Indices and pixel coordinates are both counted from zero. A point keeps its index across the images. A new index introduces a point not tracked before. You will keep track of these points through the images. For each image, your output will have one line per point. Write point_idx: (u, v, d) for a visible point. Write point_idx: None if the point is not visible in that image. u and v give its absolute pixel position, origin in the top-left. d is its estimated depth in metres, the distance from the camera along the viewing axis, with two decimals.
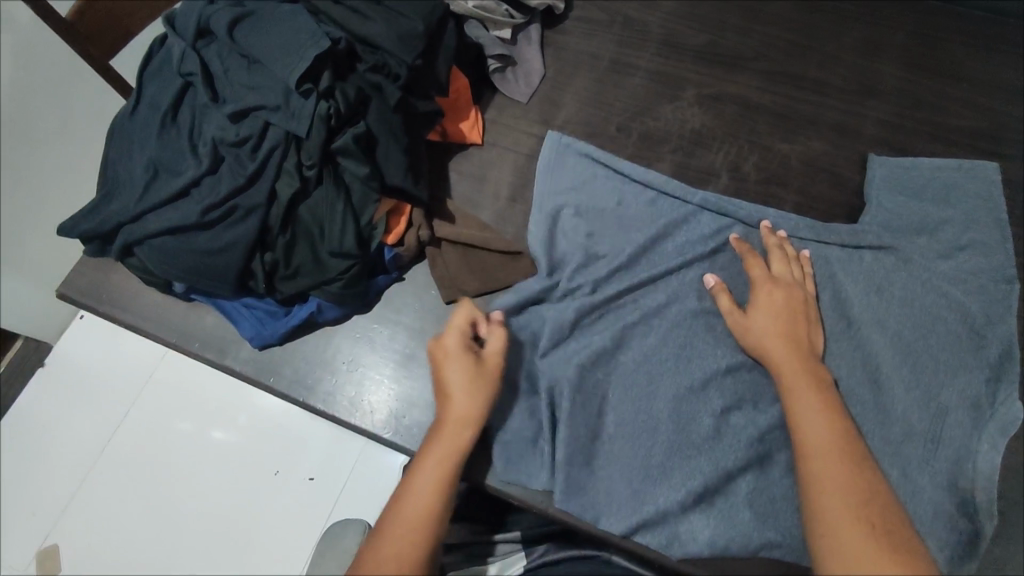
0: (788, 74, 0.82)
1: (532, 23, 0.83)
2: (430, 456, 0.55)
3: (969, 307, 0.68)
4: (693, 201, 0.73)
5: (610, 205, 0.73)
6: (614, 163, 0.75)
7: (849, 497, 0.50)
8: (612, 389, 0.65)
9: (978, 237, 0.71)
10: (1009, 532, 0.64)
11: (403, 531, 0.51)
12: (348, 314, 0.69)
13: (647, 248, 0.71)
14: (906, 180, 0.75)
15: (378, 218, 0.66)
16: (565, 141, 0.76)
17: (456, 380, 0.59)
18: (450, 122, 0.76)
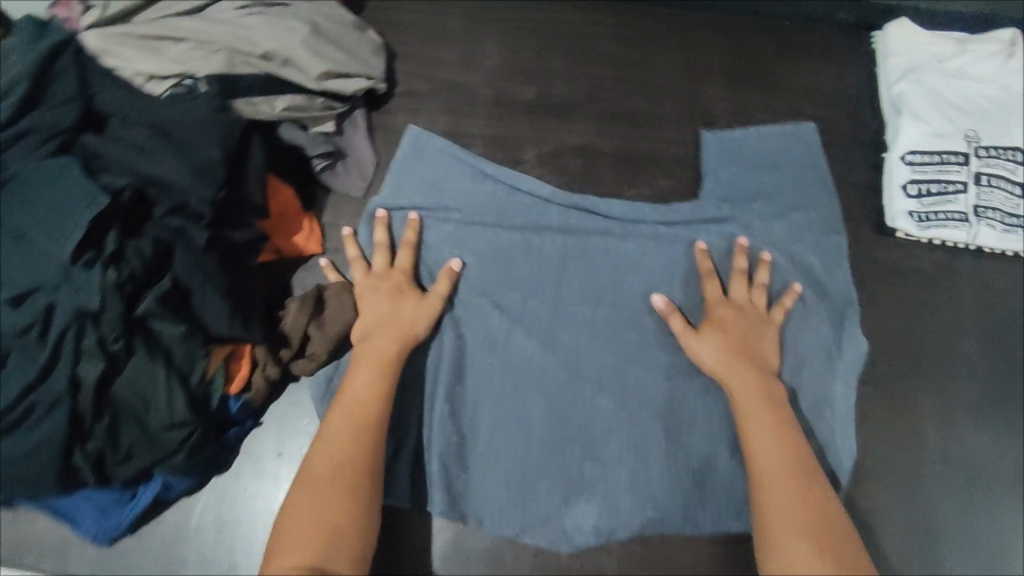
0: (621, 113, 0.81)
1: (355, 109, 0.77)
2: (361, 364, 0.62)
3: (822, 318, 0.69)
4: (543, 194, 0.73)
5: (462, 207, 0.73)
6: (477, 161, 0.74)
7: (791, 503, 0.53)
8: (483, 399, 0.68)
9: (812, 217, 0.73)
10: (902, 535, 0.66)
11: (345, 436, 0.57)
12: (204, 480, 0.63)
13: (505, 256, 0.71)
14: (737, 152, 0.76)
15: (211, 370, 0.60)
16: (424, 135, 0.75)
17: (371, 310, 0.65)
18: (281, 237, 0.70)
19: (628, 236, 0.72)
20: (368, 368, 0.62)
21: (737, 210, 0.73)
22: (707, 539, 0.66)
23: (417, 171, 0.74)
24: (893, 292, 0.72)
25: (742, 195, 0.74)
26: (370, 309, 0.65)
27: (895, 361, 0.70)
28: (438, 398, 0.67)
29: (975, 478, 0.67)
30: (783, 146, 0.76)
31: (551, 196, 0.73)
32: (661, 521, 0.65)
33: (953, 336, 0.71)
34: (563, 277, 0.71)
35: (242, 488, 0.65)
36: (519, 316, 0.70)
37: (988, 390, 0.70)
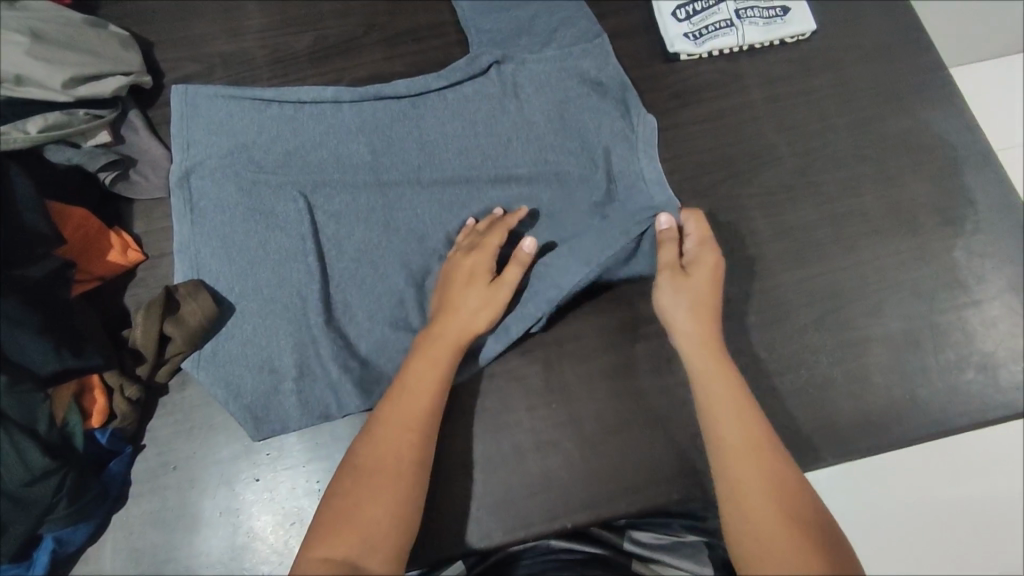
0: (404, 31, 0.80)
1: (128, 111, 0.73)
2: (420, 355, 0.59)
3: (643, 135, 0.72)
4: (327, 97, 0.72)
5: (252, 136, 0.71)
6: (252, 92, 0.72)
7: (763, 490, 0.50)
8: (346, 295, 0.67)
9: (588, 47, 0.76)
10: (806, 312, 0.67)
11: (411, 391, 0.57)
12: (101, 521, 0.60)
13: (317, 167, 0.71)
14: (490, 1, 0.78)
15: (60, 412, 0.57)
16: (191, 90, 0.73)
17: (467, 285, 0.62)
18: (94, 262, 0.66)
19: (422, 112, 0.74)
20: (424, 357, 0.58)
21: (535, 66, 0.75)
22: (631, 386, 0.65)
23: (199, 123, 0.72)
24: (702, 107, 0.76)
25: (510, 35, 0.77)
26: (479, 254, 0.63)
27: (731, 163, 0.73)
28: (308, 311, 0.65)
29: (807, 252, 0.69)
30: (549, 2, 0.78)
31: (336, 97, 0.73)
32: (574, 386, 0.65)
33: (756, 130, 0.74)
34: (375, 164, 0.72)
35: (135, 510, 0.61)
36: (346, 211, 0.70)
37: (800, 168, 0.73)
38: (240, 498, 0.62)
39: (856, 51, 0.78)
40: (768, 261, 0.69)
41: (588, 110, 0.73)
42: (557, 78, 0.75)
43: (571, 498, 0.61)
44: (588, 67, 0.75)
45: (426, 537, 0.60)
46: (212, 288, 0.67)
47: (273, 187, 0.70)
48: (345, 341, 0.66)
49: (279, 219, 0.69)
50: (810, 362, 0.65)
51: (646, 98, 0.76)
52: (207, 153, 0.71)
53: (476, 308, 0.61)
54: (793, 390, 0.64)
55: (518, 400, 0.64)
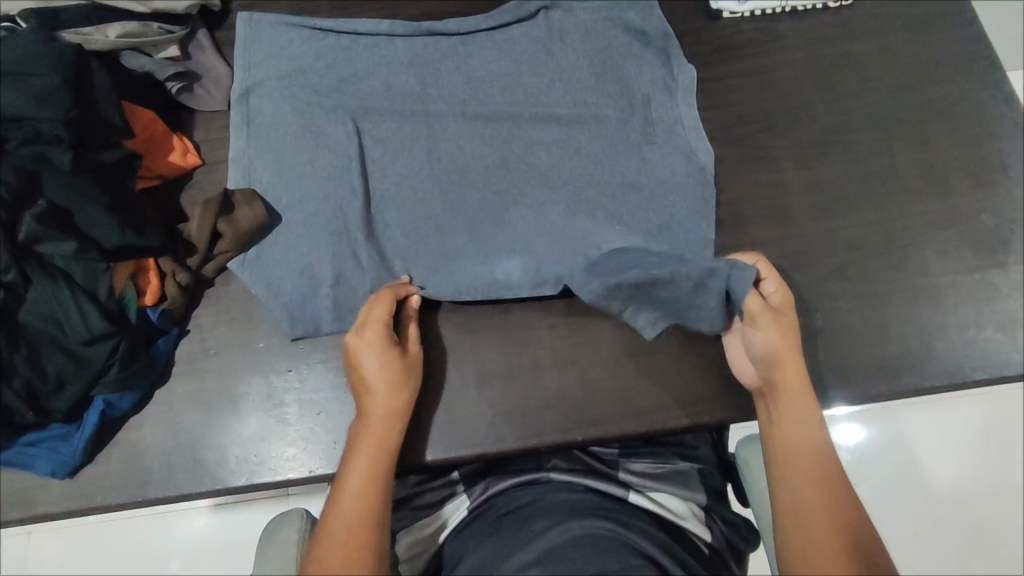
0: None
1: (197, 30, 0.77)
2: (357, 453, 0.55)
3: (682, 85, 0.75)
4: (381, 30, 0.76)
5: (310, 62, 0.75)
6: (314, 21, 0.77)
7: (830, 523, 0.50)
8: (386, 211, 0.71)
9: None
10: (831, 262, 0.68)
11: (359, 483, 0.53)
12: (147, 394, 0.64)
13: (369, 92, 0.74)
14: None
15: (119, 285, 0.61)
16: (254, 16, 0.77)
17: (376, 373, 0.58)
18: (157, 160, 0.70)
19: (471, 51, 0.77)
20: (363, 453, 0.55)
21: (584, 15, 0.78)
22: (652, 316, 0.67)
23: (258, 45, 0.76)
24: (741, 63, 0.78)
25: None
26: (370, 351, 0.59)
27: (766, 117, 0.75)
28: (343, 218, 0.69)
29: (835, 205, 0.70)
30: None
31: (391, 31, 0.77)
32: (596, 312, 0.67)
33: (793, 88, 0.76)
34: (423, 96, 0.75)
35: (177, 388, 0.65)
36: (395, 137, 0.73)
37: (833, 126, 0.74)
38: (273, 386, 0.66)
39: (900, 18, 0.78)
40: (796, 210, 0.70)
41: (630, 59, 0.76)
42: (602, 24, 0.78)
43: (584, 414, 0.64)
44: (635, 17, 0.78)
45: (443, 436, 0.63)
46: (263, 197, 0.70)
47: (324, 109, 0.73)
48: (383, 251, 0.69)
49: (326, 139, 0.72)
50: (829, 308, 0.66)
51: (689, 52, 0.78)
52: (265, 73, 0.74)
53: (393, 398, 0.58)
54: (811, 332, 0.66)
55: (541, 319, 0.67)
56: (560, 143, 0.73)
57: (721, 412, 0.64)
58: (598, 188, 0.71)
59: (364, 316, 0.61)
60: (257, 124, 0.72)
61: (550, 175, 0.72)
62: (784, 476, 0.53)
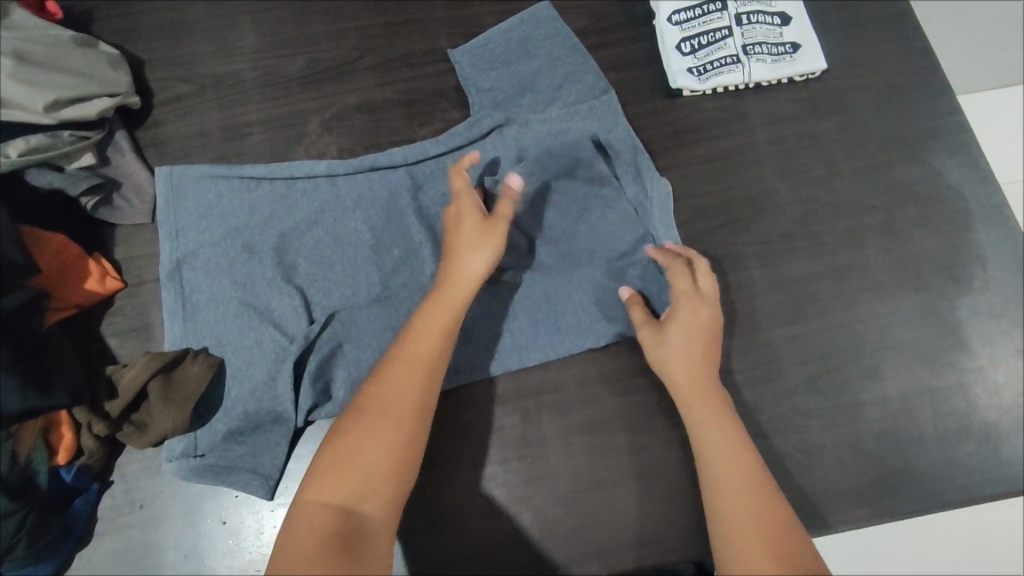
0: (399, 57, 0.77)
1: (115, 130, 0.72)
2: (438, 303, 0.56)
3: (656, 202, 0.68)
4: (319, 171, 0.68)
5: (244, 219, 0.67)
6: (240, 171, 0.68)
7: (753, 515, 0.50)
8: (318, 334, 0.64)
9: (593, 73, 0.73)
10: (800, 372, 0.64)
11: (423, 348, 0.53)
12: (67, 559, 0.59)
13: (315, 246, 0.67)
14: (490, 53, 0.75)
15: (26, 448, 0.55)
16: (176, 173, 0.69)
17: (475, 250, 0.58)
18: (70, 291, 0.65)
19: (421, 182, 0.69)
20: (439, 313, 0.55)
21: (536, 115, 0.70)
22: (614, 442, 0.62)
23: (184, 209, 0.68)
24: (702, 147, 0.73)
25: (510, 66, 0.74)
26: (474, 230, 0.59)
27: (730, 209, 0.70)
28: (300, 394, 0.62)
29: (802, 307, 0.66)
30: (549, 29, 0.75)
31: (328, 170, 0.68)
32: (554, 441, 0.62)
33: (756, 174, 0.71)
34: (371, 236, 0.67)
35: (101, 547, 0.60)
36: (347, 298, 0.65)
37: (800, 216, 0.70)
38: (205, 539, 0.61)
39: (867, 92, 0.74)
40: (766, 314, 0.66)
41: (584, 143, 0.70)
42: (559, 132, 0.70)
43: (541, 558, 0.59)
44: (589, 102, 0.71)
45: None
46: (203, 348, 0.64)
47: (266, 278, 0.65)
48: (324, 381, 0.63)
49: (276, 316, 0.64)
50: (801, 425, 0.62)
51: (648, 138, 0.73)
52: (198, 243, 0.67)
53: (480, 273, 0.58)
54: (780, 453, 0.62)
55: (496, 451, 0.62)
56: (530, 292, 0.66)
57: (688, 547, 0.60)
58: (573, 337, 0.65)
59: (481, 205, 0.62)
60: (201, 315, 0.65)
61: (528, 332, 0.65)
62: (715, 497, 0.52)
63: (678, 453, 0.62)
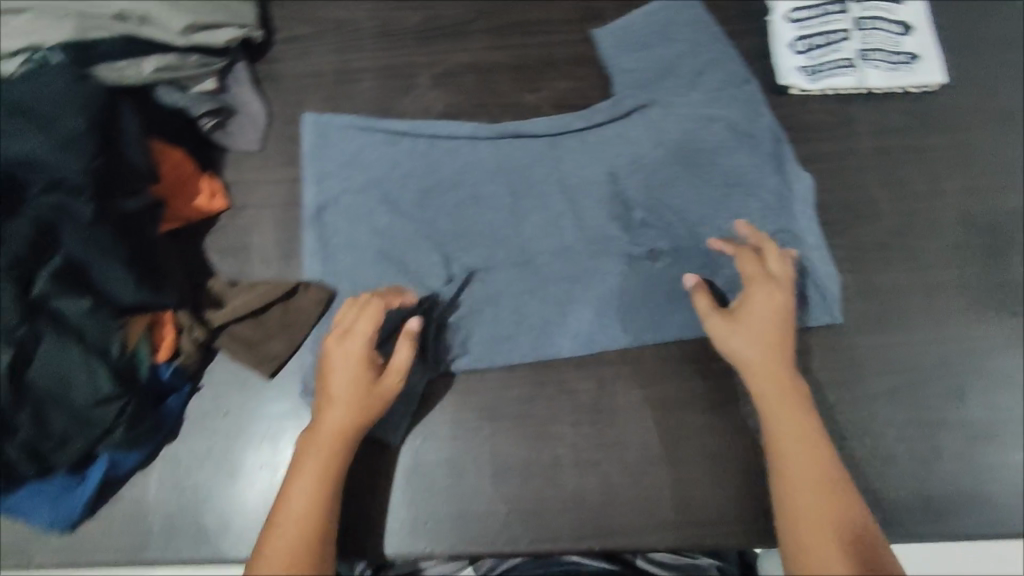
0: (512, 23, 0.78)
1: (236, 62, 0.74)
2: (305, 470, 0.55)
3: (799, 195, 0.70)
4: (463, 133, 0.71)
5: (387, 170, 0.70)
6: (386, 125, 0.72)
7: (817, 498, 0.52)
8: (415, 277, 0.67)
9: (706, 63, 0.74)
10: (879, 381, 0.64)
11: (297, 514, 0.53)
12: (153, 451, 0.63)
13: (456, 204, 0.70)
14: (632, 38, 0.76)
15: (133, 340, 0.59)
16: (324, 118, 0.73)
17: (341, 388, 0.57)
18: (181, 205, 0.68)
19: (560, 154, 0.72)
20: (310, 477, 0.54)
21: (671, 100, 0.73)
22: (686, 423, 0.63)
23: (330, 154, 0.71)
24: (807, 147, 0.72)
25: (634, 46, 0.76)
26: (342, 369, 0.57)
27: (828, 213, 0.70)
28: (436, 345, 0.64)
29: (891, 318, 0.66)
30: (667, 14, 0.76)
31: (472, 133, 0.71)
32: (626, 412, 0.63)
33: (859, 180, 0.71)
34: (507, 201, 0.70)
35: (186, 447, 0.64)
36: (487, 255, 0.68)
37: (899, 227, 0.69)
38: (282, 455, 0.64)
39: (983, 113, 0.72)
40: (852, 321, 0.66)
41: (686, 130, 0.72)
42: (691, 125, 0.72)
43: (601, 523, 0.61)
44: (705, 91, 0.74)
45: (453, 528, 0.61)
46: (334, 286, 0.67)
47: (409, 228, 0.68)
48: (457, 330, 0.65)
49: (413, 264, 0.67)
50: (876, 433, 0.62)
51: (757, 124, 0.72)
52: (343, 189, 0.70)
53: (347, 412, 0.56)
54: (851, 458, 0.62)
55: (569, 414, 0.63)
56: (643, 270, 0.67)
57: (747, 535, 0.60)
58: (685, 320, 0.66)
59: (347, 320, 0.59)
60: (344, 253, 0.68)
61: (640, 309, 0.66)
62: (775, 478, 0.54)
63: (749, 441, 0.62)
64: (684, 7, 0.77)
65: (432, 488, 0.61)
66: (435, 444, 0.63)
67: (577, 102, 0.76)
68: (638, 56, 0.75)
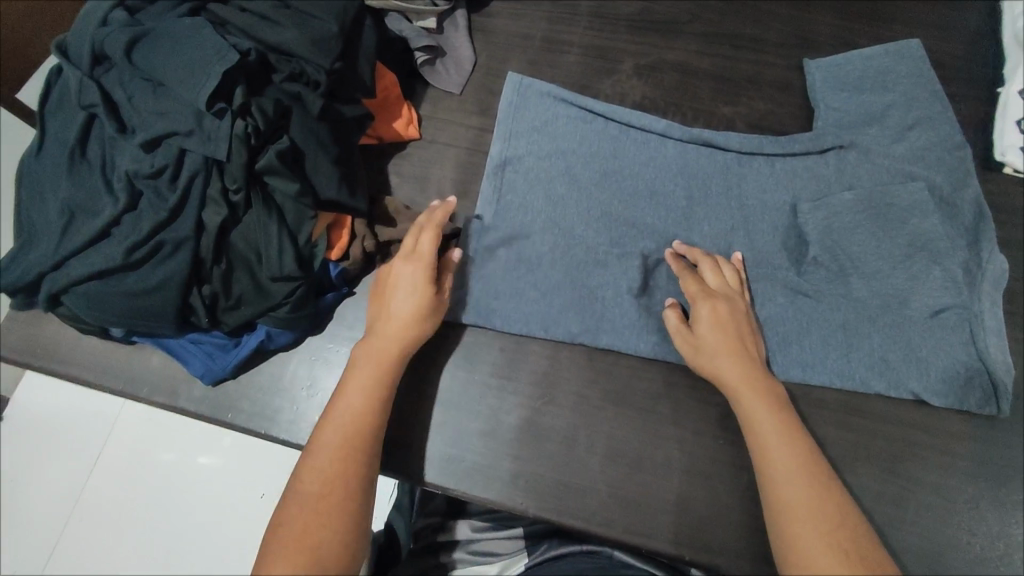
0: (726, 34, 0.78)
1: (457, 8, 0.78)
2: (357, 377, 0.57)
3: (988, 275, 0.65)
4: (656, 128, 0.72)
5: (573, 144, 0.72)
6: (584, 101, 0.73)
7: (810, 508, 0.50)
8: (577, 249, 0.68)
9: (921, 116, 0.71)
10: (1022, 487, 0.61)
11: (351, 414, 0.54)
12: (300, 338, 0.67)
13: (630, 193, 0.70)
14: (845, 77, 0.74)
15: (317, 233, 0.63)
16: (526, 81, 0.75)
17: (398, 306, 0.60)
18: (382, 123, 0.73)
19: (744, 171, 0.71)
20: (364, 383, 0.56)
21: (872, 146, 0.70)
22: None
23: (523, 115, 0.74)
24: (1006, 230, 0.69)
25: (848, 84, 0.74)
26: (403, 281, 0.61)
27: (1014, 303, 0.66)
28: (579, 318, 0.66)
29: None
30: (890, 61, 0.74)
31: (664, 129, 0.72)
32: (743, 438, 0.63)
33: None
34: (679, 203, 0.70)
35: (329, 341, 0.68)
36: (647, 248, 0.68)
37: None
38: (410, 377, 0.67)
39: None
40: (1009, 419, 0.63)
41: (881, 179, 0.69)
42: (887, 178, 0.69)
43: (699, 537, 0.60)
44: (912, 146, 0.70)
45: (552, 495, 0.61)
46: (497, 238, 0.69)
47: (580, 203, 0.70)
48: (602, 309, 0.66)
49: (576, 234, 0.69)
50: (1013, 539, 0.59)
51: (962, 194, 0.68)
52: (525, 151, 0.72)
53: (404, 324, 0.59)
54: (978, 557, 0.58)
55: (691, 421, 0.64)
56: (801, 308, 0.66)
57: None
58: (835, 368, 0.64)
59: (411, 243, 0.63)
60: (510, 209, 0.70)
61: (790, 344, 0.65)
62: (769, 494, 0.52)
63: (869, 506, 0.60)
64: (908, 57, 0.74)
65: (541, 448, 0.63)
66: (553, 410, 0.64)
67: (770, 124, 0.75)
68: (846, 94, 0.73)
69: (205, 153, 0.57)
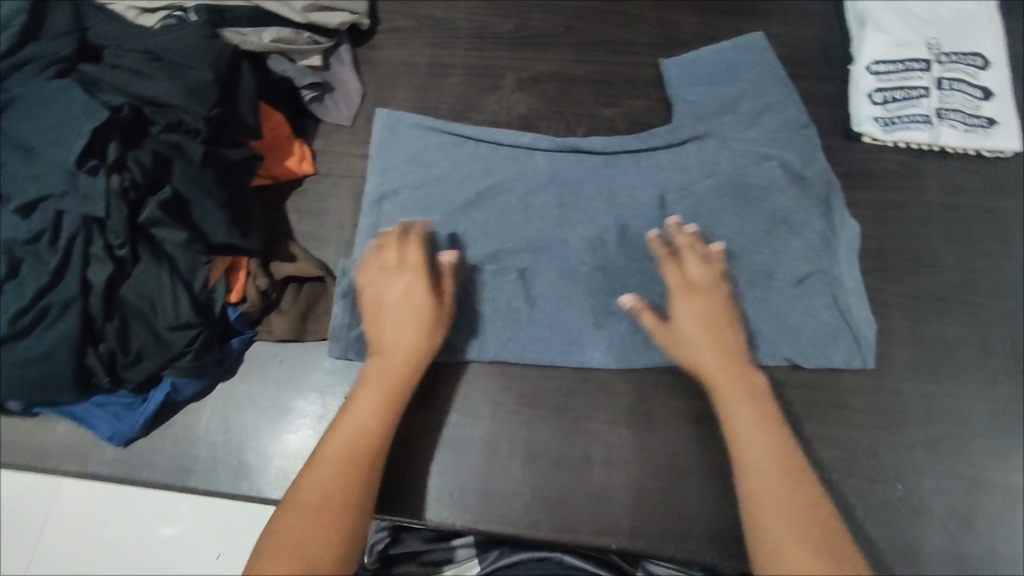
0: (600, 41, 0.83)
1: (341, 44, 0.80)
2: (367, 391, 0.57)
3: (843, 239, 0.71)
4: (522, 143, 0.74)
5: (444, 170, 0.74)
6: (451, 127, 0.75)
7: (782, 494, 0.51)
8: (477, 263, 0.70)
9: (781, 98, 0.76)
10: (916, 430, 0.65)
11: (360, 428, 0.55)
12: (212, 385, 0.67)
13: (506, 208, 0.72)
14: (703, 71, 0.78)
15: (213, 278, 0.63)
16: (394, 115, 0.76)
17: (397, 324, 0.60)
18: (273, 163, 0.74)
19: (632, 169, 0.74)
20: (373, 399, 0.57)
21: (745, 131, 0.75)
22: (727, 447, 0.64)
23: (395, 148, 0.75)
24: (872, 193, 0.74)
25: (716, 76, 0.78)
26: (397, 296, 0.61)
27: (888, 260, 0.71)
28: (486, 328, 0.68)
29: (939, 369, 0.67)
30: (752, 50, 0.79)
31: (530, 142, 0.74)
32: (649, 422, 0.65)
33: (922, 233, 0.72)
34: (571, 207, 0.72)
35: (240, 384, 0.68)
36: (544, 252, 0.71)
37: (958, 282, 0.70)
38: (326, 409, 0.67)
39: None
40: (897, 368, 0.67)
41: (755, 161, 0.73)
42: (758, 160, 0.74)
43: (623, 523, 0.62)
44: (778, 126, 0.75)
45: (477, 504, 0.63)
46: None
47: (456, 226, 0.72)
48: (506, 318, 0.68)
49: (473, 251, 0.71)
50: (911, 480, 0.63)
51: (824, 166, 0.73)
52: (398, 183, 0.73)
53: (413, 341, 0.60)
54: (879, 501, 0.63)
55: (605, 412, 0.66)
56: None
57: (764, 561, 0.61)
58: None
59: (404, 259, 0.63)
60: (408, 233, 0.71)
61: None
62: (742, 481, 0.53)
63: None
64: (753, 49, 0.79)
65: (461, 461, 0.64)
66: (471, 421, 0.66)
67: (649, 121, 0.79)
68: (716, 85, 0.78)
69: (82, 212, 0.57)
